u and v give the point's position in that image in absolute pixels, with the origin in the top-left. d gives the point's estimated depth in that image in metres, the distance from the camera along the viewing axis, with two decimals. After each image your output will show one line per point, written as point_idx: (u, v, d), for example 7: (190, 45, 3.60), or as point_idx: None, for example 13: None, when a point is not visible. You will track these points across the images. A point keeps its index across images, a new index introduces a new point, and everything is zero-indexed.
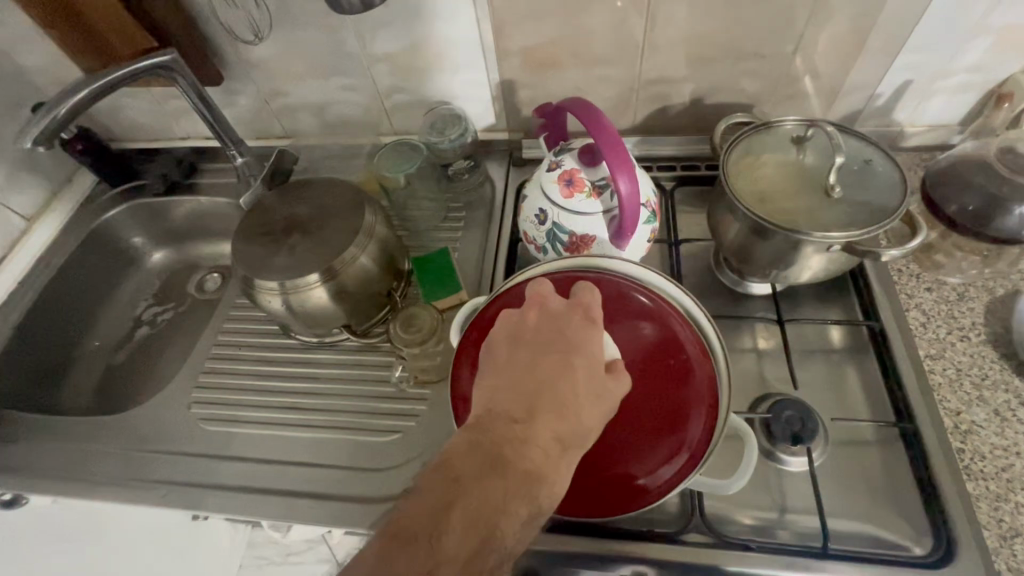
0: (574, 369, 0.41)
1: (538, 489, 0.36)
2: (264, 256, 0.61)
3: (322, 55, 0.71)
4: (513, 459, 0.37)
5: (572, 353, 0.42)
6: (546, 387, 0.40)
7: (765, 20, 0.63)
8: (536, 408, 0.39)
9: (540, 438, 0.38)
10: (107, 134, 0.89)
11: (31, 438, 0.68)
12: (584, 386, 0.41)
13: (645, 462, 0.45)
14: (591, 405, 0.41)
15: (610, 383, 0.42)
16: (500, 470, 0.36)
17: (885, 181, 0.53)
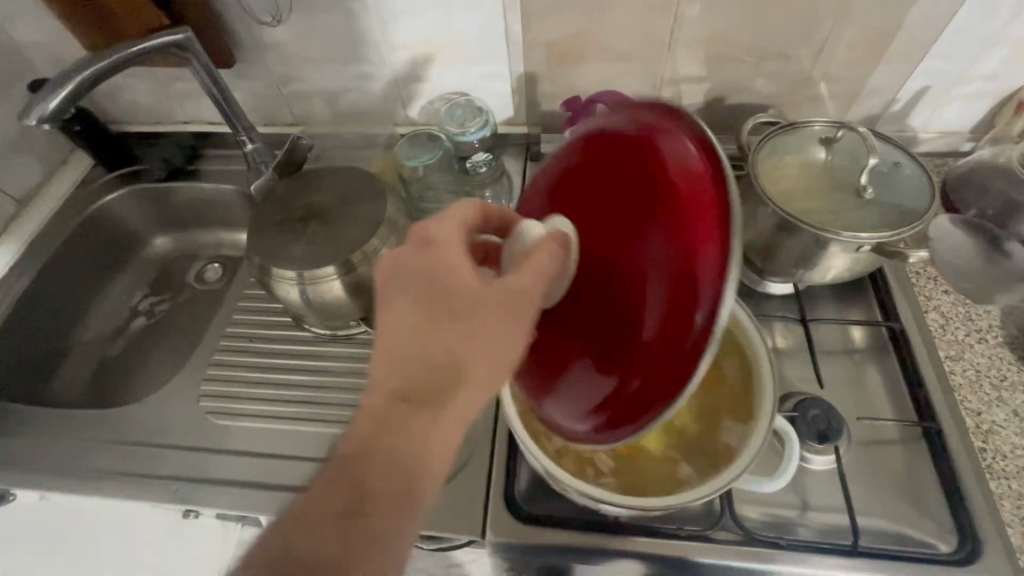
0: (453, 293, 0.36)
1: (440, 422, 0.34)
2: (282, 246, 0.59)
3: (341, 40, 0.69)
4: (387, 437, 0.33)
5: (445, 278, 0.37)
6: (427, 323, 0.36)
7: (792, 22, 0.63)
8: (400, 367, 0.35)
9: (426, 376, 0.35)
10: (105, 115, 0.86)
11: (24, 432, 0.64)
12: (459, 313, 0.36)
13: (698, 251, 0.32)
14: (480, 329, 0.35)
15: (494, 297, 0.36)
16: (373, 456, 0.33)
17: (913, 185, 0.54)
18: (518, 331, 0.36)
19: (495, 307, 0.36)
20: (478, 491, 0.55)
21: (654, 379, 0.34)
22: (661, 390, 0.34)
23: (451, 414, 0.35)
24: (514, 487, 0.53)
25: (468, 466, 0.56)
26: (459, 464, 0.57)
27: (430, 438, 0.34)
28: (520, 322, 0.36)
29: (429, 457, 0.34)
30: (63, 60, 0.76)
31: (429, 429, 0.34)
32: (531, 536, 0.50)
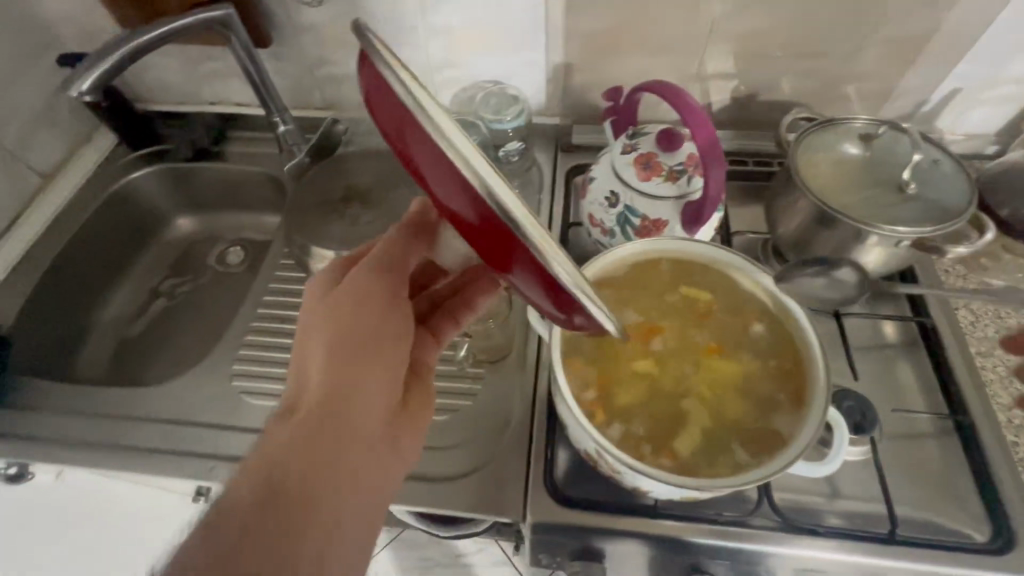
0: (321, 311, 0.45)
1: (328, 400, 0.41)
2: (325, 226, 0.61)
3: (380, 24, 0.70)
4: (283, 429, 0.40)
5: (316, 303, 0.46)
6: (309, 337, 0.44)
7: (830, 20, 0.64)
8: (297, 371, 0.44)
9: (310, 373, 0.43)
10: (130, 93, 0.85)
11: (51, 408, 0.64)
12: (327, 321, 0.44)
13: (439, 166, 0.31)
14: (335, 315, 0.44)
15: (342, 289, 0.45)
16: (274, 445, 0.39)
17: (952, 181, 0.55)
18: (371, 303, 0.44)
19: (347, 293, 0.45)
20: (514, 474, 0.55)
21: (494, 243, 0.32)
22: (502, 242, 0.31)
23: (327, 384, 0.41)
24: (553, 472, 0.54)
25: (502, 449, 0.57)
26: (493, 448, 0.57)
27: (317, 408, 0.40)
28: (371, 297, 0.44)
29: (322, 425, 0.40)
30: (94, 34, 0.76)
31: (314, 402, 0.41)
32: (569, 518, 0.51)
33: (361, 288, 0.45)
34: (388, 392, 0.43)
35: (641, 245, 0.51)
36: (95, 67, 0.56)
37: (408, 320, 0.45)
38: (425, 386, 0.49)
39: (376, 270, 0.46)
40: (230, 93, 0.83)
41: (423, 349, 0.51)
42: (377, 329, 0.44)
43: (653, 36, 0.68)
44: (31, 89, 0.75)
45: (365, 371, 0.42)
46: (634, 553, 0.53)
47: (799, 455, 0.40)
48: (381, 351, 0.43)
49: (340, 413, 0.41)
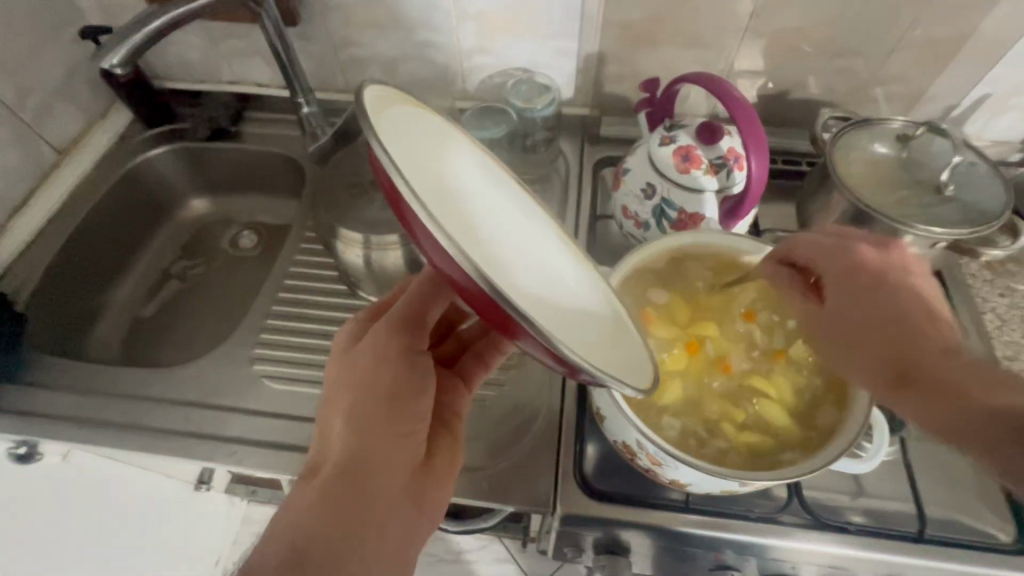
0: (342, 368, 0.43)
1: (352, 466, 0.38)
2: (353, 207, 0.60)
3: (412, 6, 0.68)
4: (305, 497, 0.37)
5: (337, 360, 0.44)
6: (332, 397, 0.42)
7: (868, 19, 0.64)
8: (322, 435, 0.42)
9: (333, 436, 0.41)
10: (149, 68, 0.83)
11: (66, 388, 0.62)
12: (348, 379, 0.42)
13: (435, 245, 0.30)
14: (355, 375, 0.42)
15: (362, 349, 0.43)
16: (295, 515, 0.37)
17: (988, 184, 0.55)
18: (392, 363, 0.42)
19: (368, 353, 0.43)
20: (541, 466, 0.55)
21: (493, 315, 0.31)
22: (499, 315, 0.31)
23: (349, 449, 0.39)
24: (583, 464, 0.54)
25: (529, 440, 0.57)
26: (519, 439, 0.57)
27: (339, 474, 0.38)
28: (391, 356, 0.42)
29: (344, 494, 0.37)
30: (117, 6, 0.74)
31: (336, 468, 0.38)
32: (598, 511, 0.51)
33: (383, 347, 0.43)
34: (409, 455, 0.41)
35: (693, 237, 0.52)
36: (127, 41, 0.56)
37: (429, 378, 0.43)
38: (449, 441, 0.46)
39: (395, 328, 0.43)
40: (252, 72, 0.81)
41: (455, 397, 0.50)
42: (398, 389, 0.42)
43: (690, 28, 0.67)
44: (50, 61, 0.73)
45: (387, 433, 0.40)
46: (662, 546, 0.53)
47: (846, 448, 0.41)
48: (405, 413, 0.41)
49: (362, 480, 0.38)
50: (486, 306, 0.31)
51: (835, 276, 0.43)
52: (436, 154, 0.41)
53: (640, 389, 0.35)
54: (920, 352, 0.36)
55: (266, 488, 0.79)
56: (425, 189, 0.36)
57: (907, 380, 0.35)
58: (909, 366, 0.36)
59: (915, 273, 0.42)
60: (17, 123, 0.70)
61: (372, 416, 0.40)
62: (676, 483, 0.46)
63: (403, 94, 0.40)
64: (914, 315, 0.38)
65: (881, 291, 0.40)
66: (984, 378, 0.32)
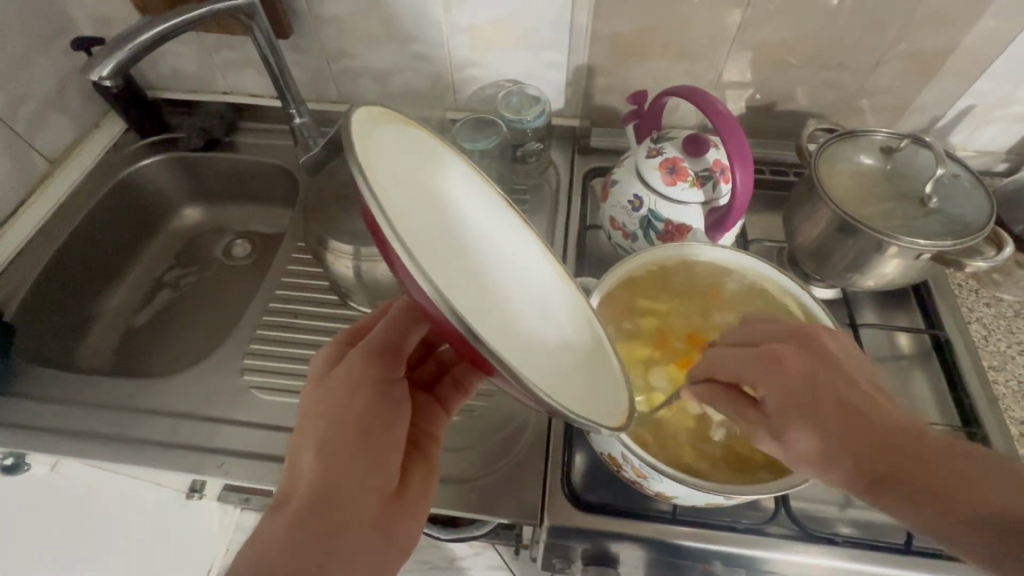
0: (316, 396, 0.44)
1: (324, 492, 0.39)
2: (341, 217, 0.60)
3: (403, 19, 0.69)
4: (274, 526, 0.37)
5: (311, 388, 0.45)
6: (305, 424, 0.43)
7: (854, 33, 0.65)
8: (291, 461, 0.42)
9: (304, 462, 0.41)
10: (142, 78, 0.83)
11: (55, 399, 0.62)
12: (321, 408, 0.43)
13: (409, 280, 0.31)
14: (328, 403, 0.43)
15: (337, 377, 0.44)
16: (261, 548, 0.36)
17: (972, 197, 0.56)
18: (366, 391, 0.43)
19: (344, 381, 0.43)
20: (530, 476, 0.55)
21: (466, 349, 0.32)
22: (471, 350, 0.31)
23: (320, 478, 0.39)
24: (571, 474, 0.54)
25: (520, 449, 0.57)
26: (508, 450, 0.57)
27: (309, 504, 0.38)
28: (364, 386, 0.43)
29: (315, 524, 0.37)
30: (110, 17, 0.74)
31: (309, 494, 0.39)
32: (586, 523, 0.51)
33: (358, 373, 0.44)
34: (381, 484, 0.41)
35: (687, 249, 0.53)
36: (117, 52, 0.56)
37: (401, 407, 0.44)
38: (423, 469, 0.46)
39: (370, 357, 0.44)
40: (245, 82, 0.82)
41: (431, 420, 0.51)
42: (370, 417, 0.42)
43: (679, 41, 0.68)
44: (43, 71, 0.73)
45: (358, 461, 0.40)
46: (650, 558, 0.53)
47: None
48: (376, 442, 0.42)
49: (332, 509, 0.38)
50: (462, 341, 0.31)
51: (781, 390, 0.41)
52: (424, 180, 0.41)
53: (606, 422, 0.36)
54: (894, 449, 0.36)
55: (257, 497, 0.78)
56: (412, 217, 0.36)
57: (884, 481, 0.36)
58: (885, 467, 0.36)
59: (845, 358, 0.43)
60: (9, 133, 0.71)
61: (345, 443, 0.41)
62: (662, 495, 0.46)
63: (391, 113, 0.39)
64: (863, 405, 0.39)
65: (823, 392, 0.40)
66: (964, 472, 0.34)
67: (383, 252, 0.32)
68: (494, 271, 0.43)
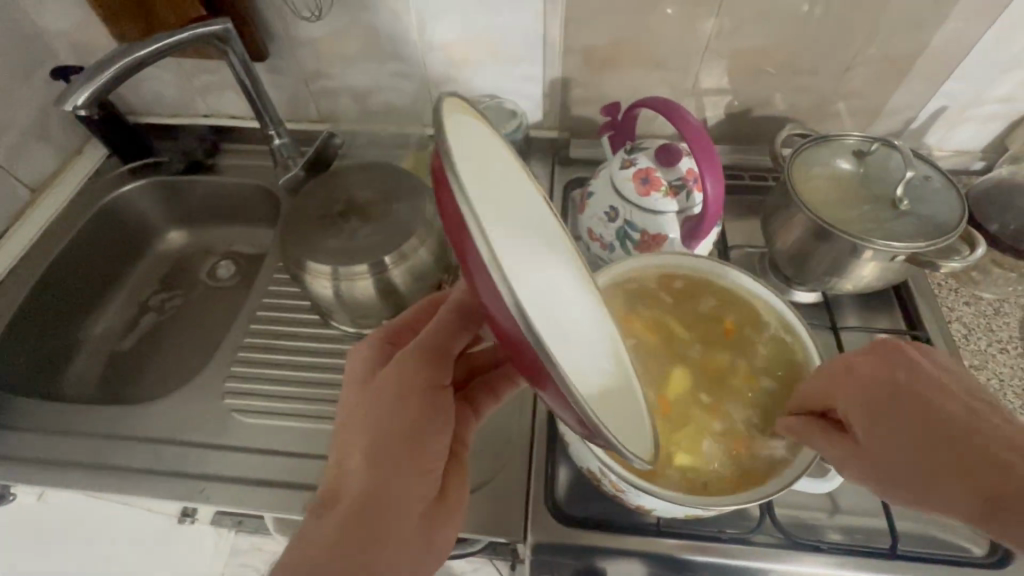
0: (363, 399, 0.43)
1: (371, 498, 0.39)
2: (318, 238, 0.60)
3: (378, 38, 0.70)
4: (323, 527, 0.38)
5: (359, 390, 0.45)
6: (353, 425, 0.42)
7: (822, 39, 0.66)
8: (337, 463, 0.42)
9: (353, 465, 0.41)
10: (124, 104, 0.84)
11: (35, 429, 0.62)
12: (369, 410, 0.42)
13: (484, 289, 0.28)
14: (375, 406, 0.42)
15: (386, 375, 0.44)
16: (305, 549, 0.37)
17: (944, 197, 0.56)
18: (415, 397, 0.42)
19: (396, 376, 0.43)
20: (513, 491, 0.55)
21: (521, 362, 0.30)
22: (529, 363, 0.29)
23: (365, 484, 0.39)
24: (555, 488, 0.54)
25: (506, 466, 0.57)
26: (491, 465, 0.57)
27: (355, 511, 0.38)
28: (412, 391, 0.43)
29: (362, 530, 0.38)
30: (88, 46, 0.75)
31: (355, 499, 0.39)
32: (570, 538, 0.51)
33: (412, 369, 0.43)
34: (424, 489, 0.41)
35: (694, 259, 0.53)
36: (91, 83, 0.55)
37: (446, 416, 0.43)
38: (460, 480, 0.46)
39: (417, 361, 0.44)
40: (226, 105, 0.82)
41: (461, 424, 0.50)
42: (418, 424, 0.42)
43: (651, 52, 0.68)
44: (23, 101, 0.74)
45: (404, 465, 0.40)
46: None
47: (805, 471, 0.42)
48: (425, 443, 0.41)
49: (377, 517, 0.38)
50: (522, 358, 0.30)
51: (874, 418, 0.40)
52: (497, 167, 0.37)
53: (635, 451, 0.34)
54: (1008, 466, 0.34)
55: (251, 520, 0.77)
56: (488, 209, 0.33)
57: (1004, 506, 0.33)
58: (1001, 491, 0.33)
59: (940, 371, 0.41)
60: None
61: (396, 443, 0.41)
62: (642, 508, 0.46)
63: (471, 108, 0.36)
64: (962, 418, 0.37)
65: (925, 411, 0.38)
66: None
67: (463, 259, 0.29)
68: (543, 264, 0.41)
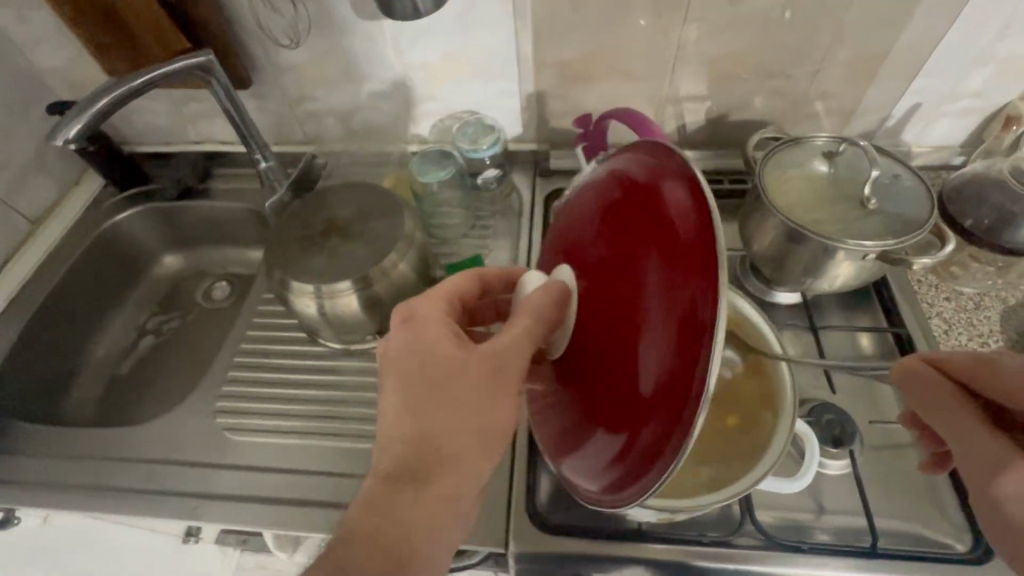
0: (455, 369, 0.42)
1: (447, 476, 0.41)
2: (301, 258, 0.61)
3: (358, 62, 0.72)
4: (383, 498, 0.40)
5: (446, 357, 0.42)
6: (437, 393, 0.41)
7: (790, 43, 0.67)
8: (412, 429, 0.41)
9: (438, 441, 0.41)
10: (118, 135, 0.87)
11: (35, 452, 0.64)
12: (459, 387, 0.41)
13: (681, 356, 0.33)
14: (463, 385, 0.41)
15: (480, 354, 0.42)
16: (377, 513, 0.39)
17: (913, 194, 0.56)
18: (502, 390, 0.42)
19: (477, 373, 0.41)
20: (496, 503, 0.55)
21: (641, 413, 0.36)
22: (647, 420, 0.35)
23: (444, 462, 0.41)
24: (535, 497, 0.55)
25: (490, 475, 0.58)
26: None
27: (430, 486, 0.40)
28: (501, 383, 0.42)
29: (437, 506, 0.40)
30: (80, 81, 0.78)
31: (431, 475, 0.40)
32: (551, 545, 0.51)
33: (493, 370, 0.41)
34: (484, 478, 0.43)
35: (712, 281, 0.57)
36: (79, 118, 0.57)
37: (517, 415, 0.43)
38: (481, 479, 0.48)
39: (511, 350, 0.41)
40: (216, 132, 0.85)
41: None
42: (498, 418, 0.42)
43: (624, 63, 0.70)
44: (20, 137, 0.77)
45: (477, 452, 0.41)
46: None
47: (766, 472, 0.45)
48: (492, 439, 0.42)
49: (449, 496, 0.41)
50: (655, 405, 0.35)
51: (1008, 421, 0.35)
52: None
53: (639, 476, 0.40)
54: None
55: (255, 537, 0.78)
56: None
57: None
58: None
59: None
60: None
61: (468, 435, 0.41)
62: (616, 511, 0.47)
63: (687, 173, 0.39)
64: None
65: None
66: None
67: (686, 309, 0.34)
68: None
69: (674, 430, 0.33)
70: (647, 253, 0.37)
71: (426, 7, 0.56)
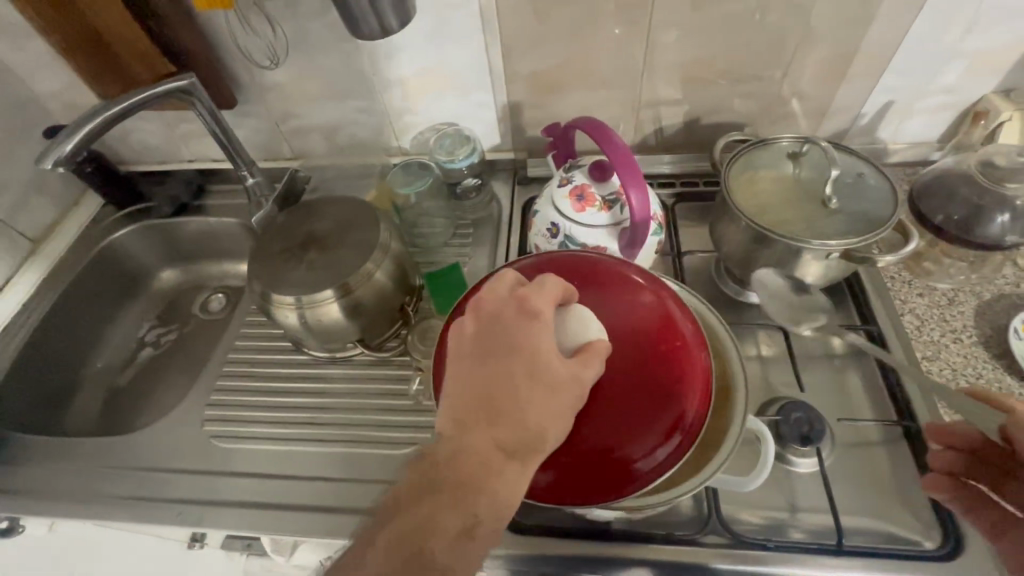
0: (552, 374, 0.38)
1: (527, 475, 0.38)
2: (282, 271, 0.63)
3: (338, 79, 0.74)
4: (484, 463, 0.37)
5: (550, 357, 0.39)
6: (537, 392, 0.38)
7: (757, 47, 0.67)
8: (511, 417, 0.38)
9: (525, 441, 0.38)
10: (116, 156, 0.90)
11: (36, 461, 0.67)
12: (555, 399, 0.38)
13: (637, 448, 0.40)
14: (555, 398, 0.38)
15: (574, 368, 0.38)
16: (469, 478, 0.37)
17: (875, 192, 0.57)
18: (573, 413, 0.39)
19: (573, 393, 0.38)
20: None
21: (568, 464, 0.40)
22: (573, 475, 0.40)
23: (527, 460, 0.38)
24: None
25: None
26: None
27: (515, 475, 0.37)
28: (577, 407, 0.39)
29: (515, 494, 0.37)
30: (77, 105, 0.81)
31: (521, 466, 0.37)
32: (521, 546, 0.52)
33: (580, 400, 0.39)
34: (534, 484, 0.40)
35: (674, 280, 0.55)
36: (65, 142, 0.59)
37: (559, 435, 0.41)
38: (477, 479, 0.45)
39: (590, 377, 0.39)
40: (208, 150, 0.88)
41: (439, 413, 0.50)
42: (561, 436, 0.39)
43: (595, 72, 0.71)
44: (22, 161, 0.80)
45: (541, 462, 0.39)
46: None
47: (702, 484, 0.45)
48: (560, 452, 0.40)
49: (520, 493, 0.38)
50: (591, 466, 0.40)
51: None
52: None
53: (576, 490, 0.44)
54: None
55: (253, 542, 0.80)
56: None
57: None
58: None
59: None
60: None
61: (555, 441, 0.38)
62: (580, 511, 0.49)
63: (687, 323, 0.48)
64: None
65: None
66: None
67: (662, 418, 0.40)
68: None
69: (589, 493, 0.39)
70: (659, 349, 0.42)
71: (393, 24, 0.58)
